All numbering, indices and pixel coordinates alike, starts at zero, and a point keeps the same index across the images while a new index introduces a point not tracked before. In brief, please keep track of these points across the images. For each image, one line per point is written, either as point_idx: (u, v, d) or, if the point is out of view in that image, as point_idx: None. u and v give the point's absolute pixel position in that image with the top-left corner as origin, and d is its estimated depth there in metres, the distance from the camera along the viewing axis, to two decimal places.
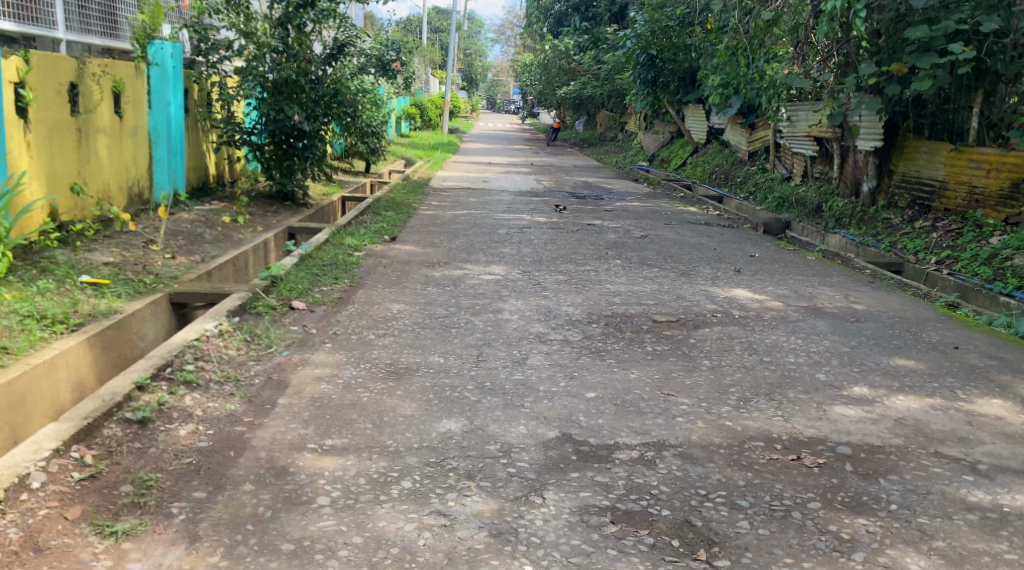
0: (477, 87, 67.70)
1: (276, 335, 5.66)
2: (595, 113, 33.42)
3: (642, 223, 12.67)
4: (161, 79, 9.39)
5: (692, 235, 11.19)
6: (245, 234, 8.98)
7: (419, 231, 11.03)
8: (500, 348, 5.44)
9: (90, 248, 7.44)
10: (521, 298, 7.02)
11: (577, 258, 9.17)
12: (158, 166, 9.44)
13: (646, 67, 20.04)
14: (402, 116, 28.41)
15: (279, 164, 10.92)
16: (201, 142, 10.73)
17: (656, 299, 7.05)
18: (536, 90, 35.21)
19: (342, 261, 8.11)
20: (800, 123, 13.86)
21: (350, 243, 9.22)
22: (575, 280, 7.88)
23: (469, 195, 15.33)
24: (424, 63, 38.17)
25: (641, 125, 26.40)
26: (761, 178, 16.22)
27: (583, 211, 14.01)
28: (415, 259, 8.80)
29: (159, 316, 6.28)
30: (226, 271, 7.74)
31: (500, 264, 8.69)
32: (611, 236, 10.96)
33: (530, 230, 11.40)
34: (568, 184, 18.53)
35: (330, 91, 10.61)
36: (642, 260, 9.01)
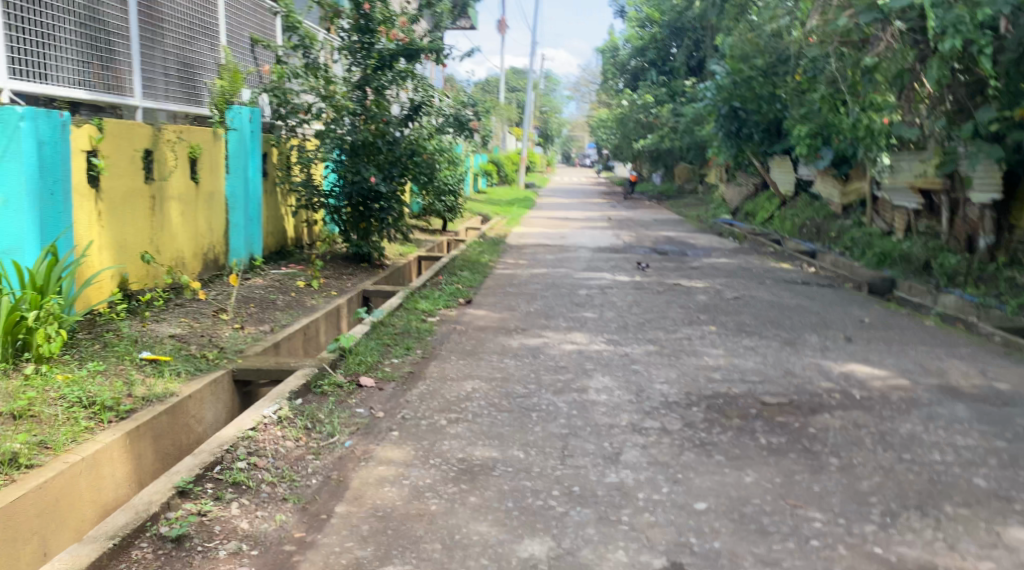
0: (552, 142, 67.76)
1: (341, 423, 4.86)
2: (673, 166, 32.76)
3: (733, 282, 11.88)
4: (239, 144, 8.83)
5: (791, 297, 10.36)
6: (317, 299, 8.44)
7: (496, 293, 10.44)
8: (589, 437, 4.75)
9: (157, 318, 6.85)
10: (610, 372, 6.33)
11: (666, 324, 8.45)
12: (235, 233, 8.86)
13: (728, 118, 19.26)
14: (478, 174, 28.20)
15: (356, 227, 10.48)
16: (280, 205, 10.41)
17: (762, 377, 6.29)
18: (612, 144, 34.78)
19: (414, 329, 7.54)
20: (904, 174, 12.99)
21: (425, 307, 8.67)
22: (667, 350, 7.16)
23: (546, 253, 14.77)
24: (499, 119, 38.20)
25: (722, 177, 25.60)
26: (858, 232, 15.20)
27: (667, 268, 13.28)
28: (491, 326, 8.20)
29: (222, 397, 5.53)
30: (294, 342, 6.95)
31: (582, 331, 8.02)
32: (702, 298, 10.21)
33: (613, 291, 10.71)
34: (649, 239, 17.82)
35: (408, 152, 10.17)
36: (739, 327, 8.25)
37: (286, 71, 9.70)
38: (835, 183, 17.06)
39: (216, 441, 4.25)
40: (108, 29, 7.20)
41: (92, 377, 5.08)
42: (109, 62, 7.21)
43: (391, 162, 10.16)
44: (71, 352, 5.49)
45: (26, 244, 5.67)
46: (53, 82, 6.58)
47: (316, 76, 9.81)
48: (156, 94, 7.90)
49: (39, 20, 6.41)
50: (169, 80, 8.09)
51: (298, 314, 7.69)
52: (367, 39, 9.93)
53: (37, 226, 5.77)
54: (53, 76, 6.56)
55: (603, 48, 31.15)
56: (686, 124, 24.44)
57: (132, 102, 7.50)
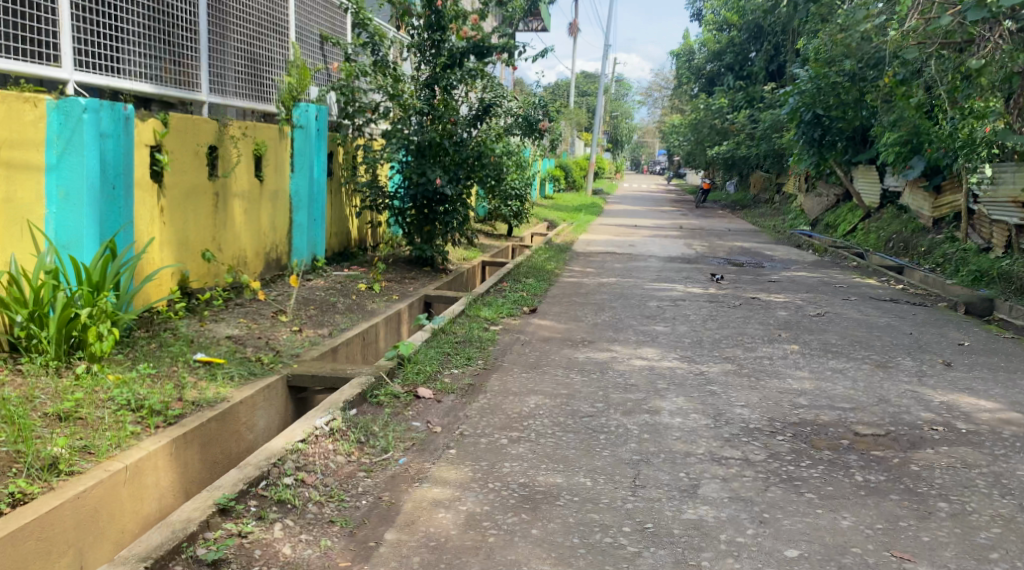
0: (622, 149, 67.06)
1: (395, 437, 4.52)
2: (748, 174, 31.93)
3: (814, 297, 11.30)
4: (305, 142, 8.59)
5: (877, 317, 9.79)
6: (378, 303, 8.18)
7: (564, 302, 10.09)
8: (664, 465, 4.36)
9: (216, 317, 6.60)
10: (685, 392, 5.91)
11: (744, 340, 7.99)
12: (297, 231, 8.65)
13: (811, 125, 18.52)
14: (547, 178, 27.80)
15: (420, 229, 10.25)
16: (344, 205, 10.20)
17: (852, 406, 5.82)
18: (684, 151, 34.07)
19: (477, 338, 7.21)
20: (1005, 187, 12.94)
21: (487, 315, 8.35)
22: (747, 369, 6.71)
23: (616, 261, 14.34)
24: (570, 124, 37.84)
25: (801, 186, 24.77)
26: (951, 249, 14.54)
27: (743, 280, 12.74)
28: (557, 337, 7.83)
29: (274, 403, 5.18)
30: (354, 348, 6.66)
31: (653, 345, 7.60)
32: (781, 314, 9.69)
33: (685, 303, 10.26)
34: (723, 249, 17.24)
35: (474, 153, 9.81)
36: (824, 348, 7.76)
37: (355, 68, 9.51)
38: (927, 196, 16.39)
39: (262, 454, 3.91)
40: (177, 21, 7.03)
41: (147, 379, 4.74)
42: (176, 57, 7.04)
43: (457, 164, 9.83)
44: (128, 351, 5.20)
45: (85, 239, 5.46)
46: (120, 74, 6.42)
47: (384, 73, 9.63)
48: (225, 91, 7.73)
49: (107, 10, 6.25)
50: (237, 76, 7.91)
51: (358, 318, 7.42)
52: (437, 37, 9.64)
53: (97, 220, 5.54)
54: (120, 68, 6.39)
55: (678, 54, 30.56)
56: (764, 131, 23.72)
57: (199, 97, 7.31)
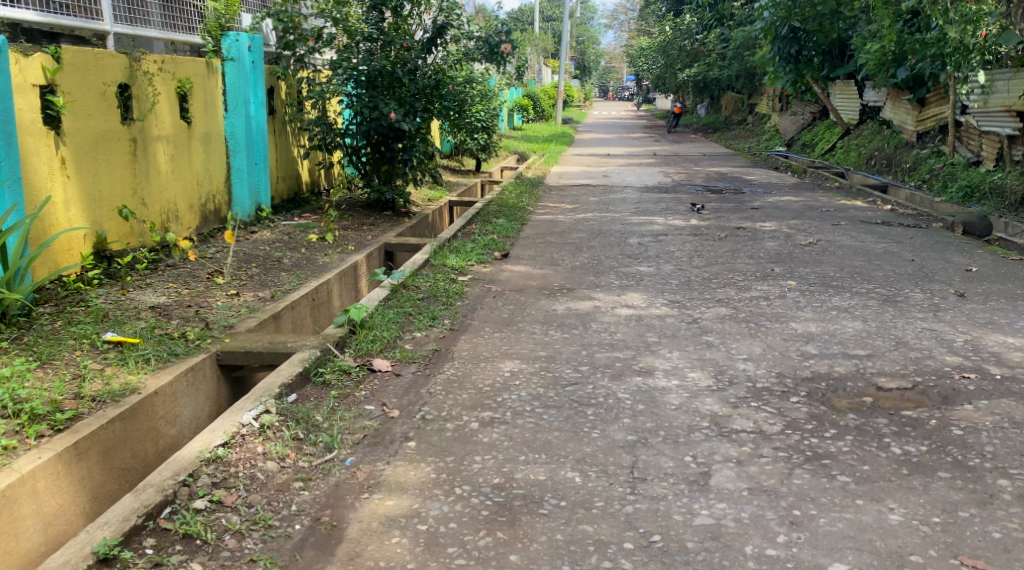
0: (587, 75, 65.58)
1: (342, 430, 3.75)
2: (719, 95, 31.03)
3: (803, 224, 10.62)
4: (237, 77, 7.58)
5: (873, 244, 9.11)
6: (332, 256, 7.34)
7: (536, 243, 9.35)
8: (665, 446, 3.63)
9: (141, 284, 5.76)
10: (679, 346, 5.19)
11: (736, 278, 7.30)
12: (236, 178, 7.76)
13: (786, 40, 17.43)
14: (513, 108, 26.80)
15: (377, 169, 9.42)
16: (291, 146, 9.29)
17: (868, 354, 5.13)
18: (652, 74, 33.05)
19: (442, 292, 6.42)
20: (997, 96, 12.41)
21: (453, 264, 7.53)
22: (745, 315, 6.00)
23: (590, 194, 13.54)
24: (534, 51, 36.57)
25: (775, 105, 23.97)
26: (939, 164, 13.90)
27: (725, 209, 12.02)
28: (532, 285, 7.06)
29: (203, 386, 4.39)
30: (301, 313, 5.87)
31: (638, 289, 6.86)
32: (772, 245, 8.98)
33: (667, 237, 9.54)
34: (700, 175, 16.48)
35: (431, 83, 9.01)
36: (824, 283, 7.09)
37: None
38: (910, 108, 15.69)
39: (163, 472, 3.14)
40: None
41: (35, 372, 3.93)
42: None
43: (413, 95, 9.03)
44: (21, 335, 4.37)
45: None
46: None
47: None
48: (139, 19, 6.73)
49: None
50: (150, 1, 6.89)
51: (307, 276, 6.58)
52: None
53: None
54: None
55: None
56: (737, 48, 22.80)
57: (104, 26, 6.29)
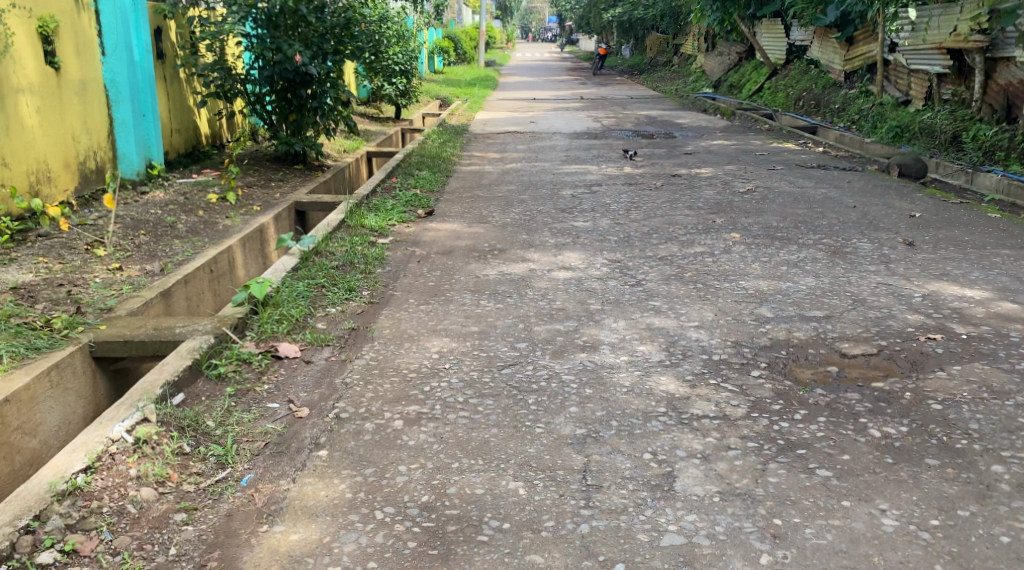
0: (509, 18, 64.37)
1: (238, 439, 3.21)
2: (643, 36, 30.57)
3: (739, 170, 10.28)
4: (115, 16, 7.23)
5: (812, 190, 8.80)
6: (234, 220, 6.75)
7: (463, 197, 8.79)
8: (619, 441, 3.16)
9: (5, 260, 5.18)
10: (623, 315, 4.74)
11: (677, 234, 6.90)
12: (121, 131, 7.46)
13: None
14: (435, 53, 25.95)
15: (285, 119, 9.17)
16: (185, 94, 8.92)
17: (825, 315, 4.75)
18: (577, 15, 32.36)
19: (360, 259, 5.85)
20: (923, 35, 12.19)
21: (372, 225, 6.93)
22: (690, 276, 5.59)
23: (517, 142, 13.00)
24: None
25: (700, 46, 23.61)
26: (867, 104, 13.69)
27: (657, 155, 11.62)
28: (459, 247, 6.53)
29: (71, 384, 3.87)
30: (197, 284, 5.29)
31: (576, 249, 6.40)
32: (709, 194, 8.60)
33: (600, 188, 9.08)
34: (629, 120, 16.04)
35: (340, 21, 8.84)
36: (769, 237, 6.74)
37: None
38: (837, 48, 15.43)
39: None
40: None
41: None
42: None
43: (321, 34, 8.83)
44: None
45: None
46: None
47: None
48: None
49: None
50: None
51: (204, 245, 5.95)
52: None
53: None
54: None
55: None
56: None
57: None
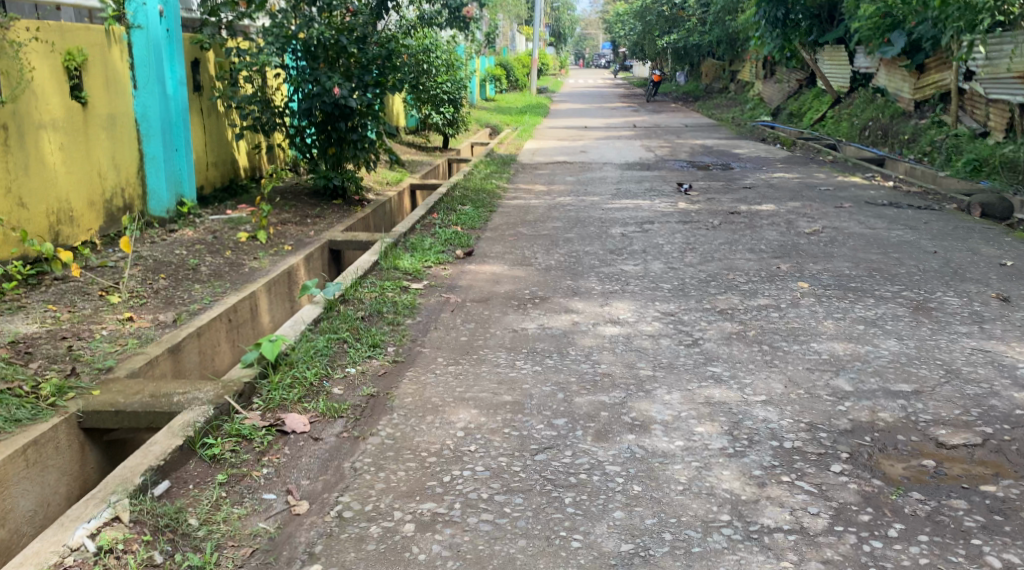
0: (563, 44, 64.27)
1: (221, 544, 2.85)
2: (699, 63, 29.95)
3: (803, 206, 9.64)
4: (147, 50, 7.06)
5: (885, 231, 8.14)
6: (262, 262, 6.76)
7: (508, 234, 8.33)
8: (673, 564, 2.82)
9: (12, 307, 4.80)
10: (677, 385, 4.16)
11: (737, 282, 6.34)
12: (151, 165, 7.27)
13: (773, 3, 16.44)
14: (486, 80, 25.62)
15: (325, 153, 8.89)
16: (223, 125, 8.78)
17: (915, 390, 4.13)
18: (631, 42, 31.88)
19: (388, 310, 5.74)
20: (1005, 62, 11.45)
21: (406, 268, 6.85)
22: (753, 335, 5.00)
23: (567, 172, 12.50)
24: (505, 19, 35.33)
25: (758, 73, 22.93)
26: (940, 136, 12.93)
27: (714, 189, 11.02)
28: (497, 295, 6.31)
29: (52, 462, 3.47)
30: (213, 334, 4.90)
31: (626, 302, 5.89)
32: (772, 235, 7.98)
33: (653, 225, 8.53)
34: (684, 150, 15.43)
35: (382, 52, 8.57)
36: (842, 287, 6.14)
37: None
38: (906, 76, 14.66)
39: None
40: None
41: None
42: None
43: (362, 66, 8.60)
44: None
45: None
46: None
47: None
48: None
49: None
50: None
51: (225, 292, 5.75)
52: None
53: None
54: None
55: None
56: (719, 13, 21.75)
57: None
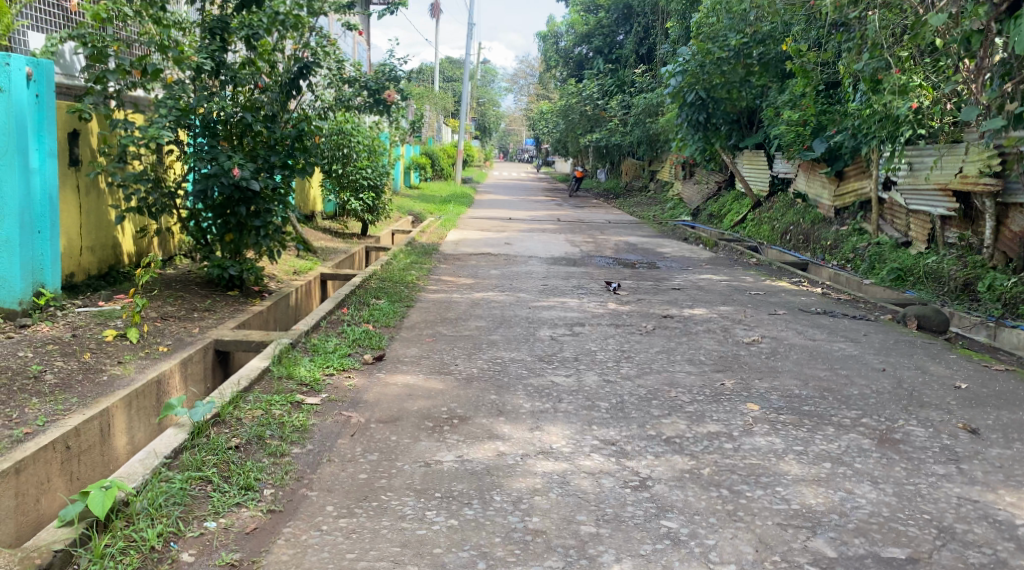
0: (487, 139, 64.82)
1: None
2: (620, 161, 30.08)
3: (737, 312, 9.14)
4: (8, 119, 6.28)
5: (827, 343, 7.60)
6: (126, 368, 6.11)
7: (422, 334, 7.50)
8: None
9: None
10: (626, 548, 3.79)
11: (680, 401, 5.68)
12: (5, 251, 6.35)
13: (694, 108, 16.14)
14: (410, 169, 25.13)
15: (222, 239, 8.00)
16: (105, 205, 7.81)
17: (909, 557, 3.69)
18: (553, 138, 31.93)
19: (283, 431, 5.14)
20: (926, 173, 11.12)
21: (302, 376, 5.96)
22: (709, 475, 4.38)
23: (488, 264, 11.84)
24: (431, 111, 35.22)
25: (678, 173, 22.97)
26: (862, 243, 12.67)
27: (643, 288, 10.50)
28: (409, 413, 5.48)
29: None
30: (31, 471, 4.88)
31: (559, 430, 5.16)
32: (710, 343, 7.38)
33: (583, 328, 7.87)
34: (609, 245, 15.01)
35: (292, 133, 7.88)
36: (795, 409, 5.53)
37: (110, 12, 7.20)
38: (826, 182, 14.48)
39: None
40: None
41: None
42: None
43: (269, 146, 7.87)
44: None
45: None
46: None
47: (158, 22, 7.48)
48: None
49: None
50: None
51: (78, 404, 5.51)
52: None
53: None
54: None
55: (546, 38, 29.42)
56: (640, 114, 21.73)
57: None
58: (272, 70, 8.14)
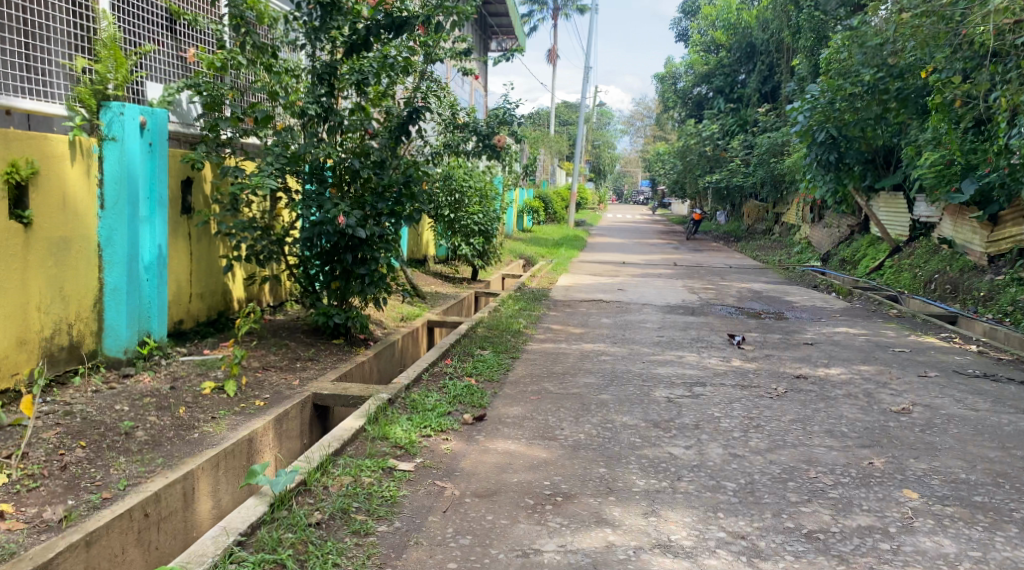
0: (603, 181, 64.17)
1: None
2: (742, 203, 28.89)
3: (879, 372, 8.17)
4: (121, 168, 6.08)
5: (991, 414, 6.59)
6: (218, 424, 5.73)
7: (529, 391, 6.90)
8: None
9: None
10: None
11: (821, 484, 4.89)
12: (113, 300, 6.15)
13: (823, 146, 15.05)
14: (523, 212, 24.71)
15: (329, 287, 7.66)
16: (215, 253, 7.58)
17: None
18: (670, 179, 31.02)
19: (370, 504, 4.60)
20: None
21: (398, 438, 5.43)
22: None
23: (601, 312, 11.18)
24: (545, 154, 34.86)
25: (804, 215, 21.74)
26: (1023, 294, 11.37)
27: (770, 342, 9.61)
28: (509, 488, 4.89)
29: None
30: (104, 543, 4.52)
31: (680, 518, 4.47)
32: (851, 411, 6.51)
33: (704, 388, 7.11)
34: (731, 293, 14.11)
35: (400, 178, 7.43)
36: (964, 500, 4.67)
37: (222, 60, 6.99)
38: (977, 227, 13.24)
39: None
40: None
41: None
42: None
43: (377, 193, 7.44)
44: None
45: None
46: None
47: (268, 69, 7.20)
48: None
49: None
50: None
51: (164, 466, 5.14)
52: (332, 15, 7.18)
53: None
54: None
55: (664, 79, 28.73)
56: (763, 154, 20.71)
57: None
58: (381, 114, 7.74)
